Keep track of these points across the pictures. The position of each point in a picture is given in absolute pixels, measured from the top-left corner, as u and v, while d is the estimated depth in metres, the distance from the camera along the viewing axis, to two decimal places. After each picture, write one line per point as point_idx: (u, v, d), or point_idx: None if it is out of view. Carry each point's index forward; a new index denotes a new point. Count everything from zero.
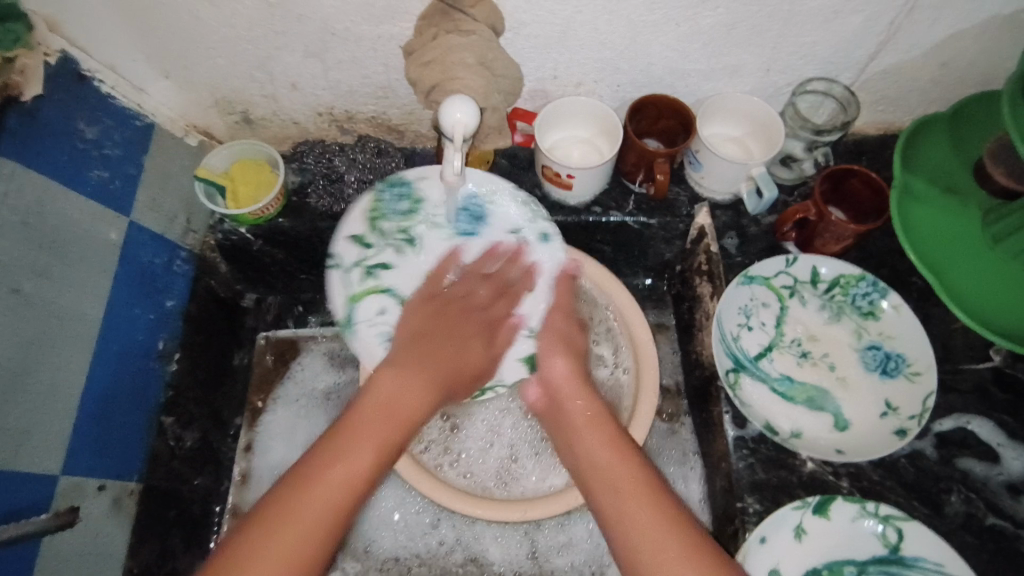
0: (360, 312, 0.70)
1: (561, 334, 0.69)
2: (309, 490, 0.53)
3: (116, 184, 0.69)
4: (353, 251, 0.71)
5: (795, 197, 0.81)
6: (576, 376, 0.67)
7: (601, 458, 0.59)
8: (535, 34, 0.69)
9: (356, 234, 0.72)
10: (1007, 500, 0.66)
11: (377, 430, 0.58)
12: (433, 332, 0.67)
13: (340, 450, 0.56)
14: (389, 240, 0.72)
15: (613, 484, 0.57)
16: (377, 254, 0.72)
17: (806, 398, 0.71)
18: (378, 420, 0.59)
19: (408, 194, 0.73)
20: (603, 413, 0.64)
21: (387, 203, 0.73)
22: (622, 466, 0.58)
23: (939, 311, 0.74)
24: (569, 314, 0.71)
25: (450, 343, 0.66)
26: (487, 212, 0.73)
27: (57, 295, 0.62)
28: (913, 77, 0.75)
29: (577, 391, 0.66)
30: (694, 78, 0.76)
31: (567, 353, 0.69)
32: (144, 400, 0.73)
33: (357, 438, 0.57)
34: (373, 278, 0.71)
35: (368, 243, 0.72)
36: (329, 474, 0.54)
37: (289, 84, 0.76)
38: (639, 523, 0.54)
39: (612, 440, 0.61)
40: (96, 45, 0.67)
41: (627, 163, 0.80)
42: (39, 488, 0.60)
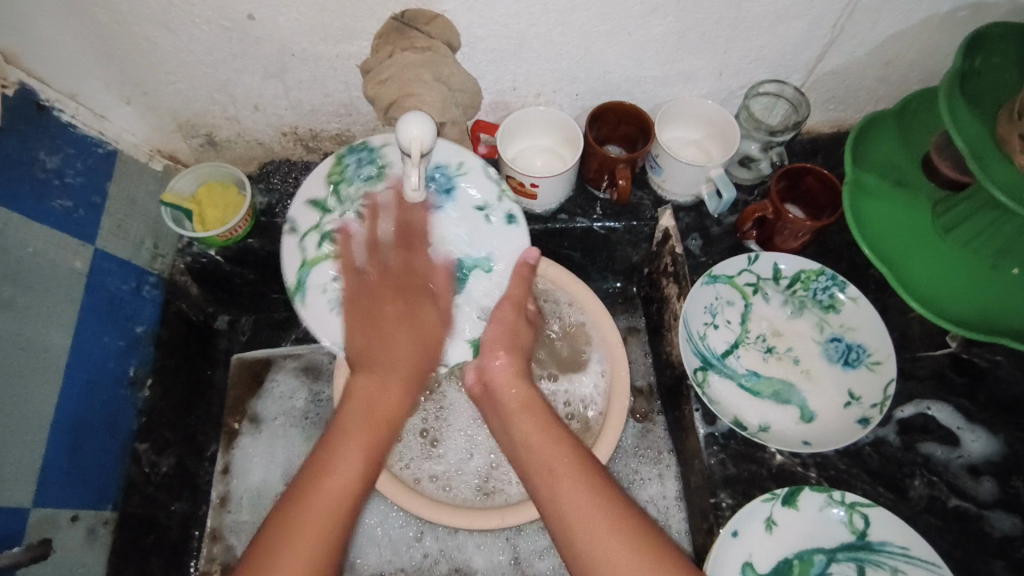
0: (312, 278, 0.67)
1: (511, 330, 0.68)
2: (318, 482, 0.57)
3: (80, 212, 0.69)
4: (311, 215, 0.68)
5: (755, 196, 0.83)
6: (519, 370, 0.67)
7: (535, 445, 0.61)
8: (491, 48, 0.70)
9: (315, 197, 0.69)
10: (968, 482, 0.68)
11: (364, 420, 0.63)
12: (373, 318, 0.67)
13: (337, 443, 0.60)
14: (353, 205, 0.69)
15: (544, 469, 0.59)
16: (336, 220, 0.68)
17: (772, 391, 0.72)
18: (361, 412, 0.63)
19: (374, 159, 0.69)
20: (535, 401, 0.65)
21: (351, 167, 0.70)
22: (543, 447, 0.60)
23: (897, 301, 0.76)
24: (522, 306, 0.69)
25: (394, 320, 0.67)
26: (456, 185, 0.71)
27: (23, 327, 0.62)
28: (860, 76, 0.78)
29: (516, 383, 0.66)
30: (650, 84, 0.78)
31: (510, 348, 0.67)
32: (117, 427, 0.73)
33: (346, 431, 0.62)
34: (329, 243, 0.68)
35: (326, 207, 0.69)
36: (331, 467, 0.58)
37: (251, 105, 0.77)
38: (577, 506, 0.55)
39: (541, 424, 0.62)
40: (55, 75, 0.66)
41: (590, 171, 0.82)
42: (10, 522, 0.60)
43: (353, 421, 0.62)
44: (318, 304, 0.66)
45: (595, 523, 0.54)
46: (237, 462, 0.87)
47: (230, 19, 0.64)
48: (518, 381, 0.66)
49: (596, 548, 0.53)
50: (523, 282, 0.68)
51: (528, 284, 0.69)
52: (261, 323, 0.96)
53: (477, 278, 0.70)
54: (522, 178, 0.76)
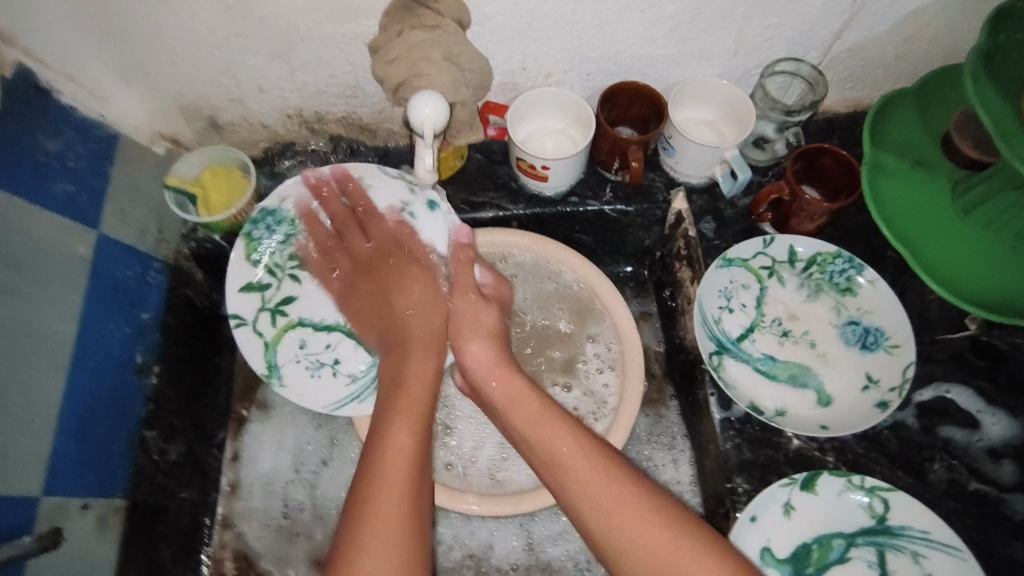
0: (280, 355, 0.75)
1: (465, 319, 0.72)
2: (378, 482, 0.56)
3: (83, 197, 0.68)
4: (254, 300, 0.76)
5: (770, 178, 0.81)
6: (497, 356, 0.70)
7: (524, 429, 0.63)
8: (501, 26, 0.68)
9: (247, 283, 0.76)
10: (988, 465, 0.67)
11: (405, 408, 0.63)
12: (377, 306, 0.74)
13: (382, 438, 0.60)
14: (285, 271, 0.77)
15: (546, 454, 0.60)
16: (277, 293, 0.77)
17: (789, 375, 0.71)
18: (400, 404, 0.64)
19: (279, 221, 0.77)
20: (528, 388, 0.66)
21: (262, 236, 0.77)
22: (551, 435, 0.61)
23: (915, 283, 0.75)
24: (470, 290, 0.73)
25: (390, 288, 0.73)
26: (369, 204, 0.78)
27: (28, 314, 0.60)
28: (879, 53, 0.76)
29: (494, 371, 0.69)
30: (663, 64, 0.76)
31: (483, 337, 0.71)
32: (126, 415, 0.72)
33: (393, 425, 0.61)
34: (284, 315, 0.76)
35: (264, 285, 0.76)
36: (385, 463, 0.57)
37: (256, 87, 0.75)
38: (595, 487, 0.56)
39: (540, 408, 0.64)
40: (54, 56, 0.65)
41: (601, 152, 0.80)
42: (20, 510, 0.59)
43: (389, 399, 0.64)
44: (296, 376, 0.75)
45: (616, 511, 0.54)
46: (246, 450, 0.86)
47: None
48: (500, 372, 0.68)
49: (618, 530, 0.53)
50: (464, 267, 0.74)
51: (471, 264, 0.74)
52: None
53: None
54: (534, 161, 0.75)
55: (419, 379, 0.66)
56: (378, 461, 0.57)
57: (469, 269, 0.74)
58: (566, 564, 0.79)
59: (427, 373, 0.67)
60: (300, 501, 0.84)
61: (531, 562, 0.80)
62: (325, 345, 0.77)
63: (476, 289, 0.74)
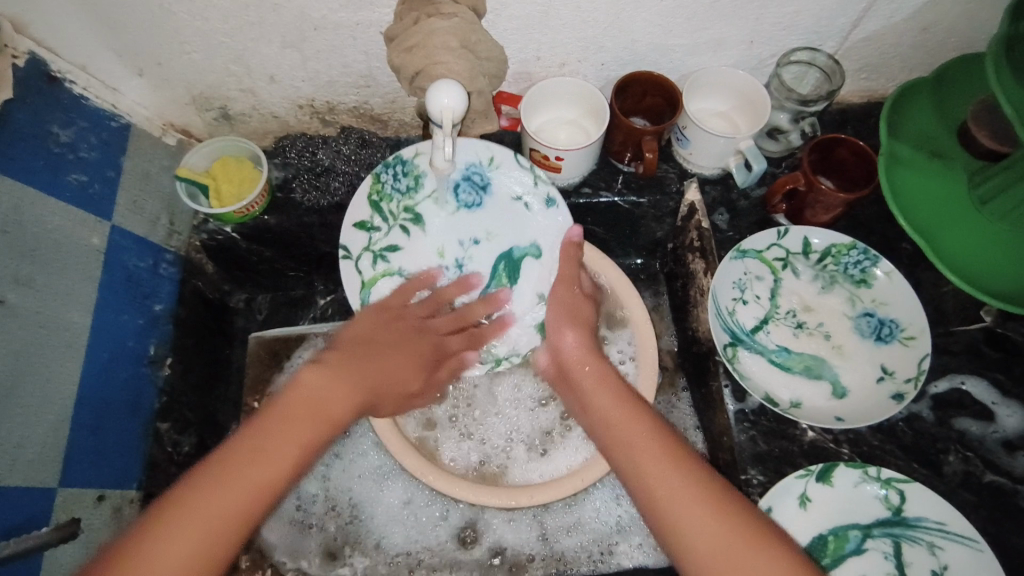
0: (374, 297, 0.75)
1: (568, 307, 0.70)
2: (216, 498, 0.46)
3: (95, 187, 0.67)
4: (362, 239, 0.74)
5: (783, 169, 0.81)
6: (590, 345, 0.68)
7: (607, 413, 0.59)
8: (516, 14, 0.68)
9: (361, 220, 0.74)
10: (1003, 457, 0.67)
11: (301, 427, 0.53)
12: (377, 342, 0.65)
13: (260, 445, 0.50)
14: (397, 221, 0.75)
15: (620, 439, 0.56)
16: (385, 239, 0.75)
17: (804, 367, 0.71)
18: (301, 421, 0.53)
19: (408, 171, 0.74)
20: (610, 374, 0.64)
21: (387, 181, 0.74)
22: (630, 422, 0.57)
23: (929, 275, 0.75)
24: (575, 283, 0.71)
25: (402, 359, 0.66)
26: (489, 181, 0.75)
27: (41, 305, 0.60)
28: (895, 42, 0.75)
29: (586, 358, 0.66)
30: (678, 53, 0.76)
31: (578, 325, 0.69)
32: (140, 406, 0.72)
33: (278, 435, 0.51)
34: (384, 261, 0.75)
35: (374, 227, 0.75)
36: (240, 473, 0.48)
37: (268, 76, 0.74)
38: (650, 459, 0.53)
39: (619, 396, 0.60)
40: (64, 45, 0.64)
41: (614, 143, 0.79)
42: (37, 502, 0.59)
43: (298, 408, 0.54)
44: None
45: (680, 496, 0.50)
46: None
47: None
48: (591, 357, 0.66)
49: (685, 514, 0.49)
50: (569, 260, 0.71)
51: (578, 263, 0.71)
52: (277, 304, 0.96)
53: (527, 266, 0.76)
54: (548, 151, 0.74)
55: (332, 408, 0.56)
56: (234, 466, 0.48)
57: (576, 267, 0.71)
58: (580, 555, 0.79)
59: (345, 411, 0.57)
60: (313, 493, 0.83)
61: (544, 553, 0.80)
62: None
63: (581, 286, 0.72)
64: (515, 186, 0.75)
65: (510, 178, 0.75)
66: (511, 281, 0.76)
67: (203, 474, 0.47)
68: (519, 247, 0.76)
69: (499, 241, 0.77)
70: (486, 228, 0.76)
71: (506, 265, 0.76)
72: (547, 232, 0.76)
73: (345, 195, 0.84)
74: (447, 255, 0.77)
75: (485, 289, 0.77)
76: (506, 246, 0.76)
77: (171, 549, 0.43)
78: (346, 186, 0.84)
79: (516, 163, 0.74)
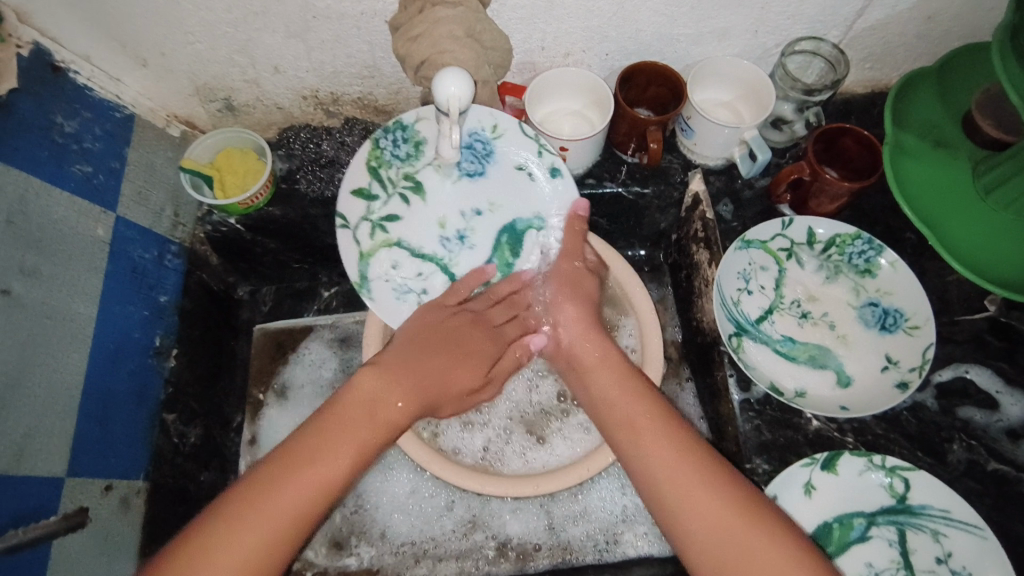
0: (373, 268, 0.71)
1: (568, 281, 0.70)
2: (277, 500, 0.50)
3: (100, 178, 0.67)
4: (359, 206, 0.70)
5: (788, 159, 0.82)
6: (586, 320, 0.68)
7: (611, 397, 0.61)
8: (521, 4, 0.67)
9: (359, 186, 0.70)
10: (1007, 446, 0.67)
11: (358, 431, 0.56)
12: (436, 340, 0.66)
13: (323, 448, 0.53)
14: (396, 189, 0.71)
15: (625, 423, 0.58)
16: (383, 208, 0.71)
17: (808, 356, 0.71)
18: (361, 425, 0.56)
19: (408, 137, 0.71)
20: (612, 356, 0.65)
21: (387, 150, 0.71)
22: (631, 405, 0.59)
23: (934, 264, 0.75)
24: (576, 256, 0.70)
25: (454, 357, 0.67)
26: (493, 148, 0.72)
27: (47, 295, 0.60)
28: (900, 32, 0.75)
29: (587, 335, 0.67)
30: (683, 43, 0.75)
31: (578, 298, 0.69)
32: (146, 397, 0.72)
33: (335, 439, 0.54)
34: (383, 231, 0.71)
35: (372, 195, 0.71)
36: (300, 469, 0.51)
37: (272, 67, 0.74)
38: (655, 450, 0.55)
39: (623, 379, 0.62)
40: (68, 36, 0.64)
41: (619, 133, 0.79)
42: (45, 491, 0.59)
43: (355, 411, 0.57)
44: (385, 295, 0.71)
45: (685, 481, 0.52)
46: (264, 433, 0.86)
47: None
48: (589, 337, 0.67)
49: (688, 499, 0.51)
50: (574, 234, 0.70)
51: (583, 236, 0.71)
52: (281, 294, 0.96)
53: (530, 240, 0.72)
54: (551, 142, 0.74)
55: (385, 415, 0.59)
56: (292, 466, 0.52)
57: (581, 241, 0.70)
58: (585, 544, 0.80)
59: (401, 417, 0.60)
60: None
61: (550, 542, 0.80)
62: (415, 271, 0.71)
63: (582, 258, 0.71)
64: (519, 153, 0.72)
65: (514, 145, 0.72)
66: (513, 255, 0.71)
67: (271, 468, 0.51)
68: (524, 218, 0.72)
69: (503, 212, 0.72)
70: (489, 197, 0.72)
71: (508, 237, 0.72)
72: (548, 203, 0.72)
73: None
74: (448, 226, 0.72)
75: (485, 264, 0.71)
76: (509, 217, 0.72)
77: (237, 540, 0.48)
78: None
79: (521, 130, 0.71)
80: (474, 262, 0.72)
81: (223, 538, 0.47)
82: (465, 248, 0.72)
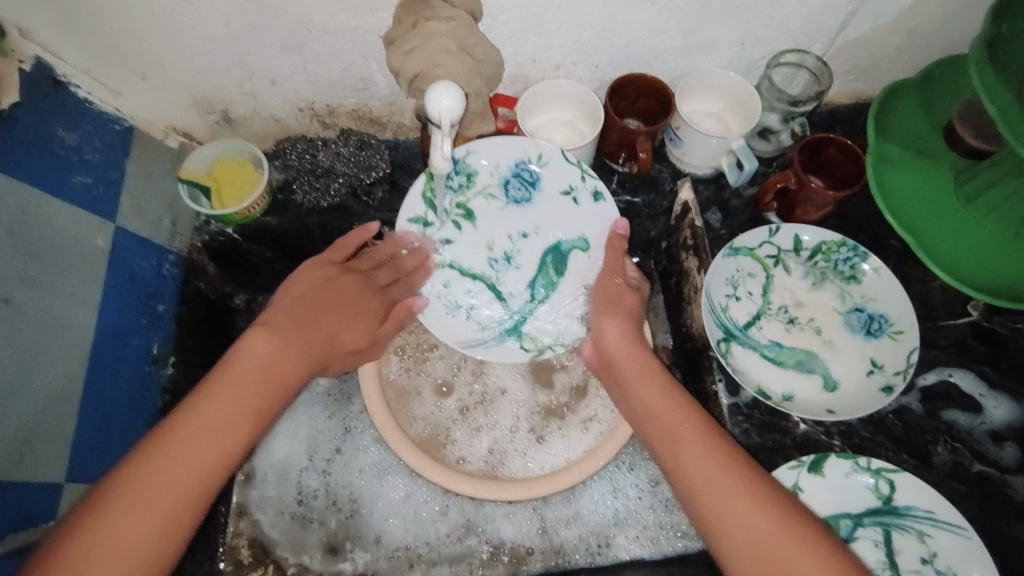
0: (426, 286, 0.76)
1: (610, 297, 0.72)
2: (171, 464, 0.51)
3: (99, 189, 0.69)
4: (415, 232, 0.76)
5: (774, 168, 0.83)
6: (629, 335, 0.69)
7: (655, 409, 0.61)
8: (512, 18, 0.69)
9: (415, 213, 0.76)
10: (991, 448, 0.69)
11: (251, 390, 0.57)
12: (324, 301, 0.68)
13: (213, 410, 0.55)
14: (450, 216, 0.77)
15: (669, 431, 0.59)
16: (437, 232, 0.77)
17: (796, 361, 0.72)
18: (255, 387, 0.58)
19: (461, 170, 0.77)
20: (654, 367, 0.65)
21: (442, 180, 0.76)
22: (677, 414, 0.60)
23: (918, 270, 0.77)
24: (617, 273, 0.73)
25: (341, 315, 0.69)
26: (539, 177, 0.77)
27: (48, 304, 0.61)
28: (881, 44, 0.77)
29: (629, 350, 0.68)
30: (671, 56, 0.77)
31: (620, 315, 0.70)
32: (144, 404, 0.73)
33: (229, 400, 0.56)
34: (435, 253, 0.77)
35: (427, 221, 0.76)
36: (191, 434, 0.53)
37: (268, 80, 0.76)
38: (703, 470, 0.55)
39: (669, 394, 0.62)
40: (70, 50, 0.65)
41: (609, 144, 0.81)
42: (44, 496, 0.60)
43: (243, 375, 0.58)
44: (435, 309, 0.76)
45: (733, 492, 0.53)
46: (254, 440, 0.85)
47: None
48: (630, 349, 0.68)
49: (739, 523, 0.51)
50: (614, 252, 0.73)
51: (623, 255, 0.74)
52: None
53: (576, 258, 0.77)
54: (542, 143, 0.76)
55: (280, 372, 0.60)
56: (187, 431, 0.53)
57: (620, 258, 0.73)
58: (578, 547, 0.81)
59: (297, 371, 0.62)
60: (315, 488, 0.84)
61: (543, 546, 0.81)
62: (466, 289, 0.76)
63: (624, 275, 0.73)
64: (564, 179, 0.77)
65: (558, 172, 0.77)
66: (558, 275, 0.77)
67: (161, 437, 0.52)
68: (569, 240, 0.77)
69: (548, 234, 0.77)
70: (535, 222, 0.78)
71: (553, 258, 0.77)
72: (591, 224, 0.77)
73: (344, 196, 0.85)
74: (496, 247, 0.77)
75: (531, 283, 0.77)
76: (554, 239, 0.77)
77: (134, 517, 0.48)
78: (346, 187, 0.85)
79: (564, 157, 0.76)
80: (520, 281, 0.77)
81: (126, 507, 0.48)
82: (511, 268, 0.77)
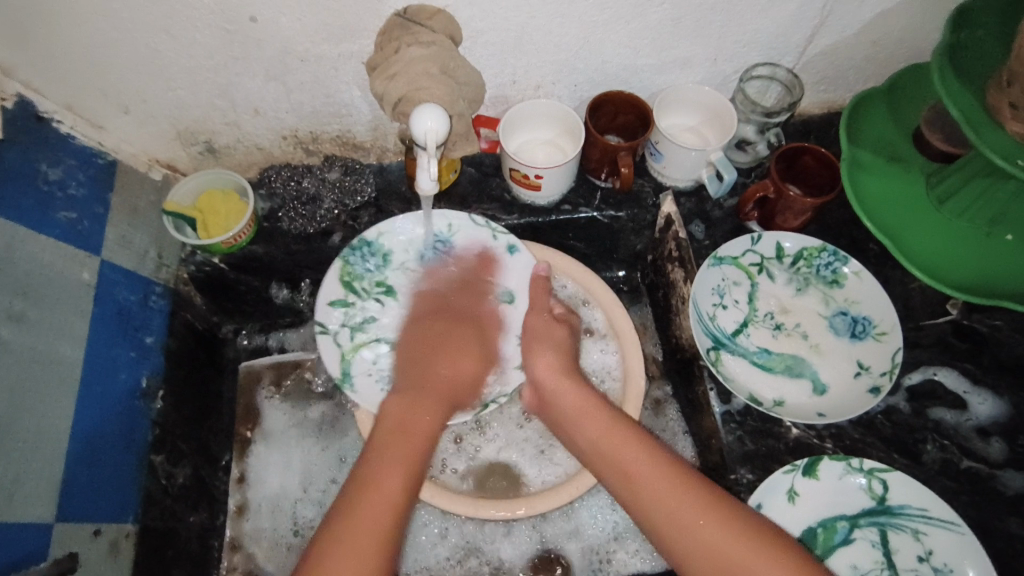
0: (355, 366, 0.77)
1: (539, 334, 0.74)
2: (358, 520, 0.55)
3: (85, 223, 0.69)
4: (337, 316, 0.77)
5: (753, 179, 0.84)
6: (559, 367, 0.71)
7: (598, 442, 0.64)
8: (492, 41, 0.71)
9: (335, 298, 0.77)
10: (978, 443, 0.70)
11: (398, 447, 0.62)
12: (428, 353, 0.75)
13: (373, 473, 0.59)
14: (371, 295, 0.79)
15: (620, 470, 0.61)
16: (360, 312, 0.79)
17: (784, 366, 0.73)
18: (398, 441, 0.63)
19: (375, 251, 0.80)
20: (588, 393, 0.68)
21: (357, 263, 0.79)
22: (626, 452, 0.61)
23: (897, 272, 0.79)
24: (544, 309, 0.76)
25: (446, 350, 0.75)
26: (453, 243, 0.81)
27: (34, 341, 0.61)
28: (849, 56, 0.80)
29: (561, 384, 0.70)
30: (648, 73, 0.79)
31: (552, 349, 0.72)
32: (133, 439, 0.72)
33: (387, 463, 0.60)
34: (362, 334, 0.78)
35: (348, 303, 0.78)
36: (371, 503, 0.57)
37: (252, 109, 0.76)
38: (649, 488, 0.58)
39: (608, 423, 0.64)
40: (50, 87, 0.66)
41: (591, 160, 0.82)
42: (35, 538, 0.59)
43: (386, 435, 0.64)
44: (367, 386, 0.76)
45: (675, 499, 0.56)
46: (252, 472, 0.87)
47: (232, 21, 0.64)
48: (568, 382, 0.69)
49: (682, 517, 0.55)
50: (540, 292, 0.77)
51: (548, 293, 0.77)
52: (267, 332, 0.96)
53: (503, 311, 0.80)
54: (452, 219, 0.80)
55: (419, 427, 0.66)
56: (363, 495, 0.57)
57: (545, 295, 0.76)
58: (578, 562, 0.81)
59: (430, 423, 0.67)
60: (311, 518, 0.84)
61: (544, 563, 0.81)
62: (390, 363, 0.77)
63: (550, 310, 0.76)
64: (476, 241, 0.81)
65: (469, 236, 0.81)
66: None
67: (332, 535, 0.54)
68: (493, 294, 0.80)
69: None
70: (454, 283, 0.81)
71: None
72: (511, 276, 0.80)
73: (331, 222, 0.85)
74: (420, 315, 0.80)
75: None
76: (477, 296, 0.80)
77: None
78: (332, 213, 0.85)
79: (473, 221, 0.80)
80: None
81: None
82: None
